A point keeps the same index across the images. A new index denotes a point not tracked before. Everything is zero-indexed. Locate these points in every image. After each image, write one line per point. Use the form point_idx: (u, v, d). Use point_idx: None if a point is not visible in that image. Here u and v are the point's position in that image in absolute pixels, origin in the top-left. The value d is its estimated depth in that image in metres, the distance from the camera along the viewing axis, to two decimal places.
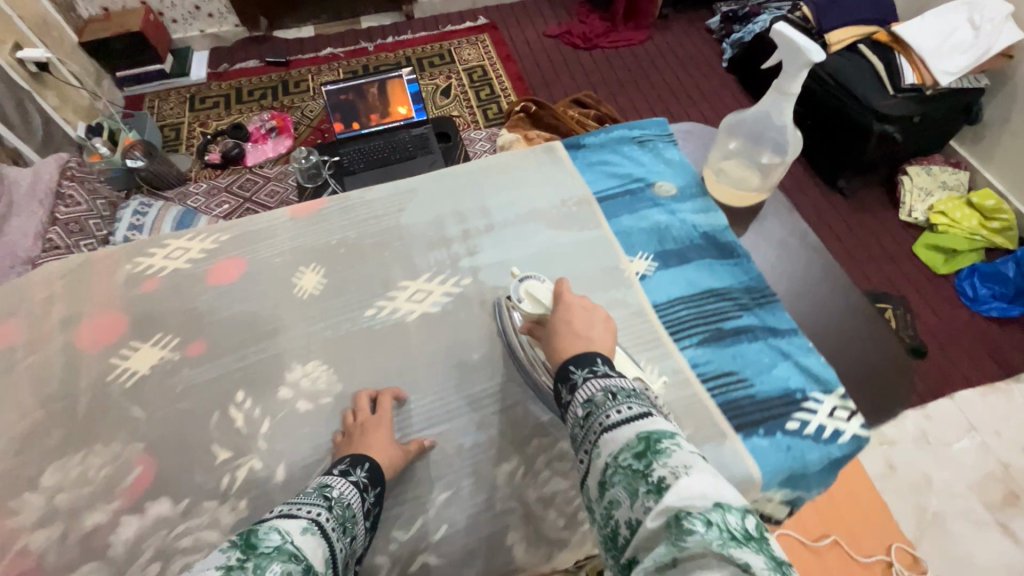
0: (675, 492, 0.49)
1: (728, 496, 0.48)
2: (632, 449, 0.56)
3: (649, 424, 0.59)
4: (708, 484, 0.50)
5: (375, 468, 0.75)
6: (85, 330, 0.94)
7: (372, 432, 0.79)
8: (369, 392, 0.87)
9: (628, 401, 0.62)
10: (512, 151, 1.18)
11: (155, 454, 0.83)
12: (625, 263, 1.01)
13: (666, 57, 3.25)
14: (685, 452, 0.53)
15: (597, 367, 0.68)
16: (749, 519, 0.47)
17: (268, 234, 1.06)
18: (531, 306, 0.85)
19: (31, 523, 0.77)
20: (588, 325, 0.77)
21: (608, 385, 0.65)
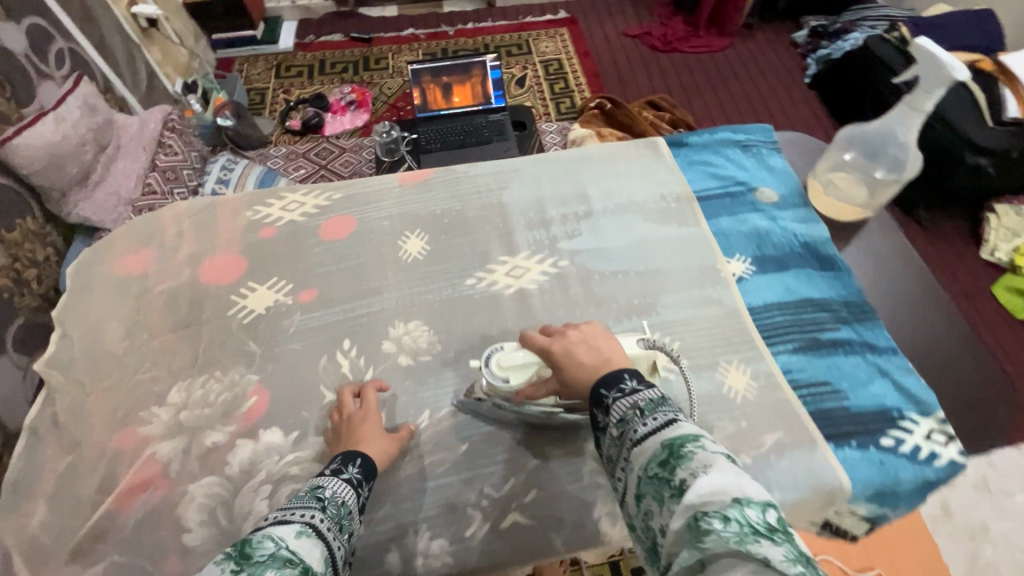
0: (697, 493, 0.47)
1: (748, 489, 0.47)
2: (654, 454, 0.53)
3: (673, 428, 0.55)
4: (728, 480, 0.48)
5: (367, 463, 0.73)
6: (210, 267, 1.01)
7: (363, 425, 0.80)
8: (351, 388, 0.86)
9: (657, 413, 0.57)
10: (612, 142, 1.20)
11: (268, 387, 0.89)
12: (722, 263, 1.01)
13: (747, 67, 3.18)
14: (705, 450, 0.51)
15: (621, 382, 0.62)
16: (770, 511, 0.46)
17: (377, 197, 1.11)
18: (517, 378, 0.78)
19: (159, 434, 0.84)
20: (598, 352, 0.67)
21: (635, 401, 0.59)
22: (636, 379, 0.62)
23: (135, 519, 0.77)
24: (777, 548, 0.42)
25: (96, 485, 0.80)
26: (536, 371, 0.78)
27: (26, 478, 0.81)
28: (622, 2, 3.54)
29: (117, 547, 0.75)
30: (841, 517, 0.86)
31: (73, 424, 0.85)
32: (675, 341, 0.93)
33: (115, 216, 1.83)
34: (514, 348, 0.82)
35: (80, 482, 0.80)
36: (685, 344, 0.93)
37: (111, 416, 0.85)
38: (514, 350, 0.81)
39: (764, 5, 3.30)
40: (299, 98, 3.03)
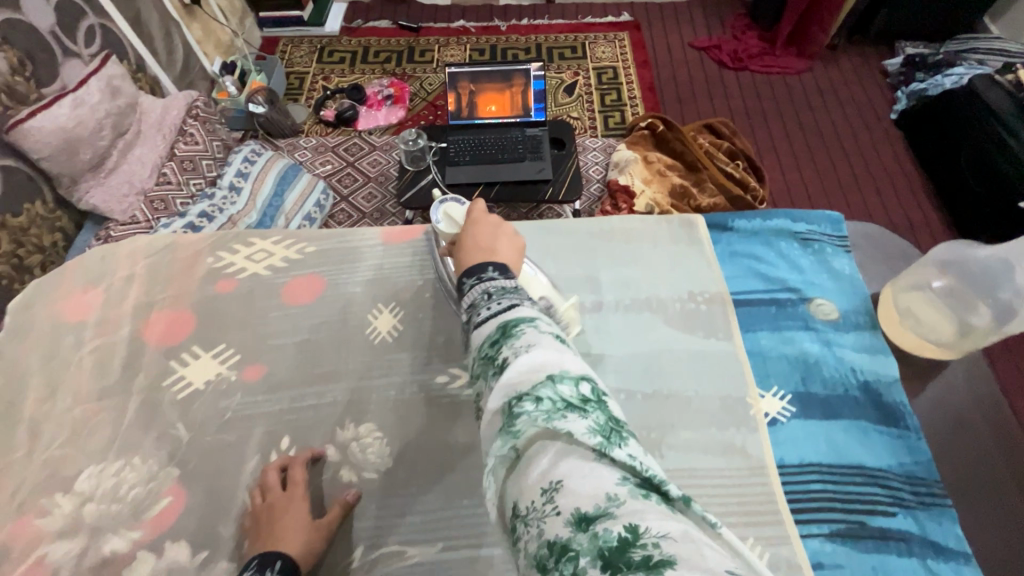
0: (517, 375, 0.46)
1: (565, 364, 0.47)
2: (486, 339, 0.52)
3: (508, 313, 0.53)
4: (547, 359, 0.47)
5: (287, 564, 0.65)
6: (155, 323, 0.89)
7: (286, 514, 0.71)
8: (276, 466, 0.77)
9: (501, 299, 0.57)
10: (640, 215, 1.00)
11: (187, 485, 0.77)
12: (752, 397, 0.81)
13: (824, 95, 2.84)
14: (532, 332, 0.50)
15: (482, 272, 0.62)
16: (583, 384, 0.46)
17: (355, 255, 0.96)
18: (446, 225, 0.88)
19: (56, 530, 0.73)
20: (493, 240, 0.72)
21: (487, 286, 0.60)
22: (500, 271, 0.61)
23: None
24: (584, 421, 0.42)
25: None
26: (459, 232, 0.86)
27: None
28: (693, 8, 3.23)
29: None
30: None
31: None
32: None
33: (125, 206, 1.72)
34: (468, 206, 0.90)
35: None
36: None
37: (10, 498, 0.75)
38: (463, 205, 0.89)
39: (854, 26, 2.93)
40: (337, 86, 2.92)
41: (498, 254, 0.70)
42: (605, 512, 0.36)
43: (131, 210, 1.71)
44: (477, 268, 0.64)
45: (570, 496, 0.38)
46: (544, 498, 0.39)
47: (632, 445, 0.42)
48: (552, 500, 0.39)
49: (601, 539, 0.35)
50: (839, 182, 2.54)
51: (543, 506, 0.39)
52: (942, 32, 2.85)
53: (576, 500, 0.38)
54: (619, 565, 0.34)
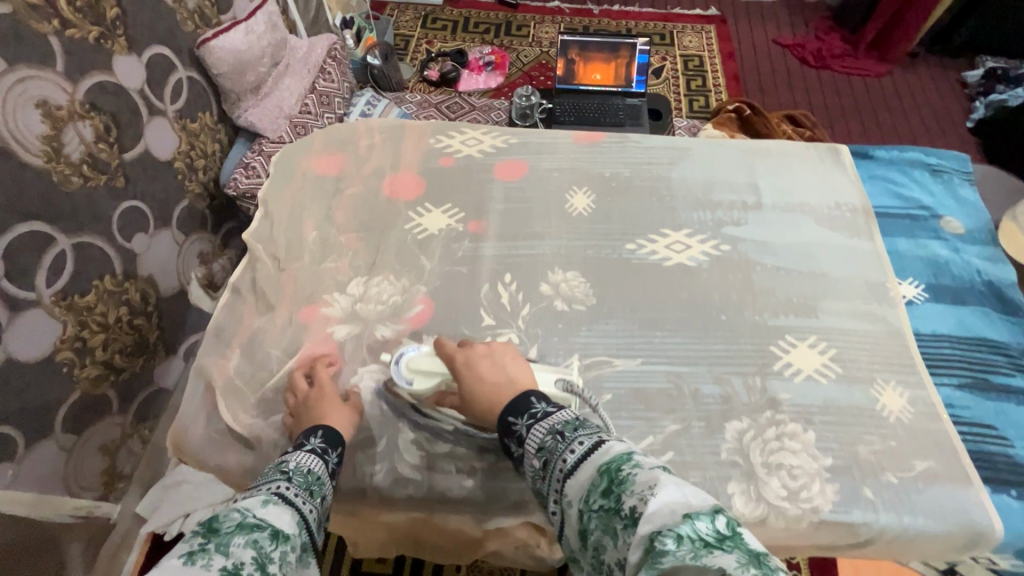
0: (647, 520, 0.53)
1: (694, 503, 0.54)
2: (595, 484, 0.60)
3: (603, 454, 0.62)
4: (670, 497, 0.55)
5: (328, 431, 0.77)
6: (393, 183, 1.09)
7: (320, 399, 0.81)
8: (302, 369, 0.87)
9: (578, 437, 0.66)
10: (791, 141, 1.17)
11: (434, 299, 0.96)
12: (893, 284, 0.98)
13: (902, 99, 2.93)
14: (645, 471, 0.58)
15: (534, 409, 0.72)
16: (718, 520, 0.52)
17: (550, 148, 1.15)
18: (421, 382, 0.83)
19: (338, 317, 0.93)
20: (502, 370, 0.79)
21: (554, 426, 0.68)
22: (542, 402, 0.73)
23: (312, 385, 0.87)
24: (730, 557, 0.47)
25: (282, 347, 0.90)
26: (439, 380, 0.83)
27: (227, 326, 0.92)
28: (779, 7, 3.34)
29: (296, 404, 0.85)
30: (974, 565, 0.84)
31: (268, 291, 0.96)
32: (832, 350, 0.91)
33: (276, 126, 2.03)
34: (425, 352, 0.87)
35: (270, 341, 0.91)
36: (841, 354, 0.91)
37: (300, 292, 0.96)
38: (422, 352, 0.86)
39: (938, 36, 3.03)
40: (440, 50, 3.12)
41: (519, 381, 0.78)
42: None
43: (279, 130, 2.03)
44: (522, 402, 0.74)
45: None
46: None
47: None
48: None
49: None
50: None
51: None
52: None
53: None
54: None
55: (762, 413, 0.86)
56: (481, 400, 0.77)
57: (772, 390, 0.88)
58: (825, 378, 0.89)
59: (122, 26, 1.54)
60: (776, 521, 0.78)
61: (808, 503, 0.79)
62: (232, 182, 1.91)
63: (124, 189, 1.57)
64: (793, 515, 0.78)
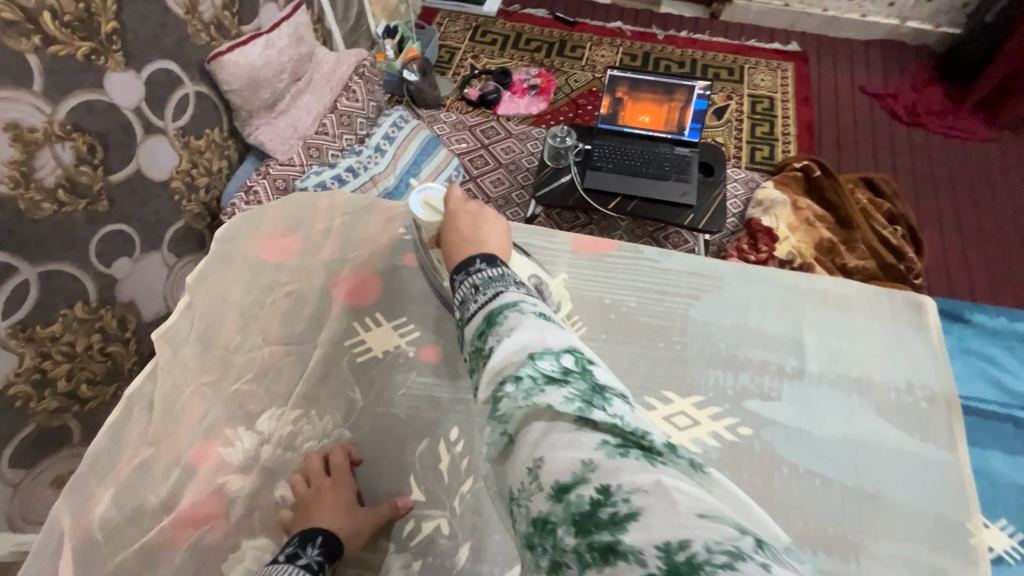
0: (499, 359, 0.48)
1: (549, 340, 0.47)
2: (476, 328, 0.54)
3: (499, 299, 0.55)
4: (532, 338, 0.48)
5: (329, 540, 0.68)
6: (344, 282, 0.90)
7: (327, 495, 0.70)
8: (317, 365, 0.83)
9: (488, 288, 0.58)
10: (855, 281, 0.90)
11: (357, 451, 0.77)
12: (976, 525, 0.70)
13: (1010, 173, 2.46)
14: (518, 314, 0.51)
15: (471, 265, 0.63)
16: (566, 357, 0.46)
17: (543, 257, 0.93)
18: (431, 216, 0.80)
19: (235, 463, 0.75)
20: (477, 231, 0.74)
21: (475, 281, 0.60)
22: (487, 257, 0.64)
23: (180, 559, 0.69)
24: (565, 391, 0.42)
25: (160, 496, 0.73)
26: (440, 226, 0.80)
27: (105, 454, 0.76)
28: (872, 48, 2.90)
29: None
30: None
31: (164, 414, 0.79)
32: None
33: (286, 147, 1.76)
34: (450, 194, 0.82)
35: (149, 485, 0.74)
36: None
37: (198, 422, 0.78)
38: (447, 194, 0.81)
39: None
40: (484, 67, 2.92)
41: (487, 246, 0.72)
42: (582, 478, 0.37)
43: (290, 151, 1.75)
44: (466, 261, 0.64)
45: (550, 471, 0.38)
46: (529, 479, 0.40)
47: (618, 406, 0.42)
48: (536, 479, 0.39)
49: (576, 507, 0.36)
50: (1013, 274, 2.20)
51: (528, 486, 0.40)
52: None
53: (557, 475, 0.38)
54: (593, 528, 0.35)
55: None
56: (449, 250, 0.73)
57: None
58: None
59: (120, 41, 1.26)
60: None
61: None
62: (230, 209, 1.58)
63: (108, 214, 1.29)
64: None
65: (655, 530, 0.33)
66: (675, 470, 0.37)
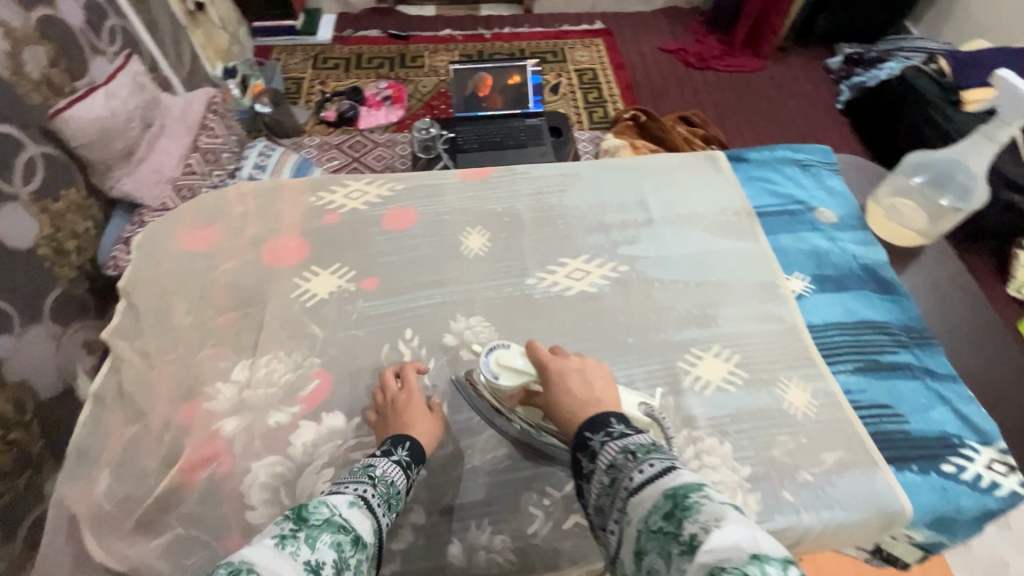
0: (710, 552, 0.47)
1: (765, 544, 0.47)
2: (655, 505, 0.54)
3: (675, 479, 0.56)
4: (740, 535, 0.49)
5: (415, 445, 0.76)
6: (274, 249, 1.02)
7: (408, 407, 0.81)
8: (394, 369, 0.88)
9: (650, 459, 0.59)
10: (672, 154, 1.21)
11: (331, 369, 0.90)
12: (781, 280, 1.02)
13: (780, 89, 3.07)
14: (714, 503, 0.52)
15: (609, 425, 0.65)
16: (791, 567, 0.45)
17: (440, 191, 1.12)
18: (509, 379, 0.78)
19: (223, 410, 0.84)
20: (589, 388, 0.72)
21: (625, 445, 0.62)
22: (622, 422, 0.66)
23: (199, 494, 0.78)
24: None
25: (161, 456, 0.81)
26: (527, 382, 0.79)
27: (91, 443, 0.82)
28: (657, 16, 3.50)
29: (181, 519, 0.76)
30: (894, 541, 0.85)
31: (139, 395, 0.85)
32: (735, 356, 0.93)
33: (155, 195, 1.59)
34: (518, 348, 0.83)
35: (146, 452, 0.81)
36: (745, 358, 0.93)
37: (176, 389, 0.86)
38: (517, 349, 0.81)
39: (801, 29, 3.18)
40: (335, 90, 3.03)
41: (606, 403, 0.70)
42: None
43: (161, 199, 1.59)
44: (600, 419, 0.67)
45: None
46: None
47: None
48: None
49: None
50: None
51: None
52: (873, 33, 3.11)
53: None
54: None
55: (679, 434, 0.85)
56: (562, 411, 0.70)
57: (686, 407, 0.87)
58: (733, 386, 0.90)
59: None
60: None
61: None
62: (112, 260, 1.46)
63: None
64: None
65: None
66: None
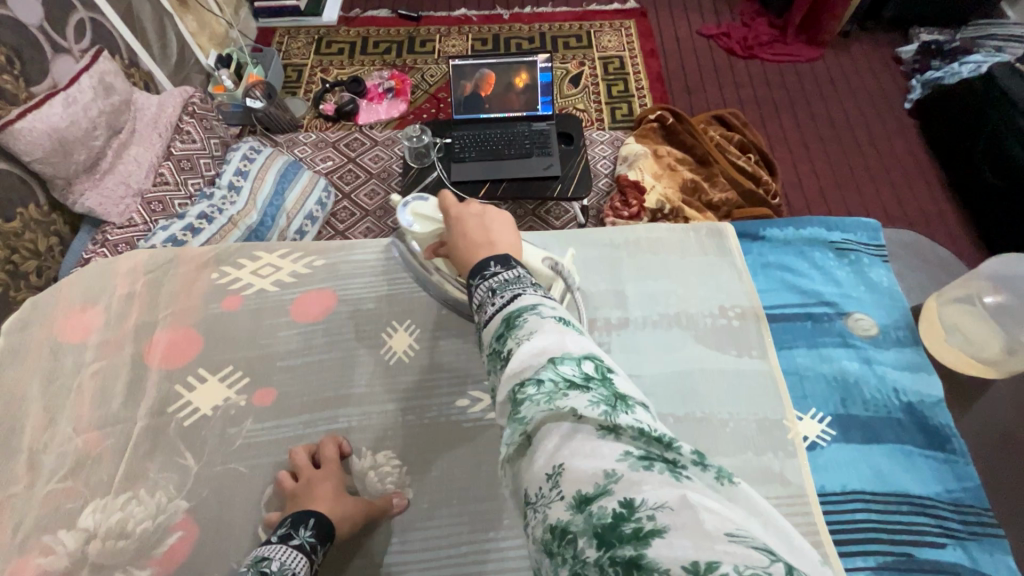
0: (519, 360, 0.42)
1: (568, 343, 0.42)
2: (493, 330, 0.48)
3: (515, 302, 0.48)
4: (551, 341, 0.43)
5: (321, 520, 0.66)
6: (158, 344, 0.84)
7: (319, 482, 0.70)
8: (307, 448, 0.76)
9: (505, 290, 0.50)
10: (666, 223, 0.96)
11: (198, 518, 0.72)
12: (790, 420, 0.76)
13: (837, 85, 2.53)
14: (538, 317, 0.45)
15: (484, 268, 0.54)
16: (588, 362, 0.41)
17: (368, 269, 0.92)
18: (424, 227, 0.80)
19: (60, 569, 0.69)
20: (487, 229, 0.64)
21: (493, 285, 0.51)
22: (501, 263, 0.54)
23: None
24: (587, 396, 0.37)
25: None
26: (438, 233, 0.80)
27: None
28: None
29: None
30: None
31: None
32: None
33: (121, 210, 1.37)
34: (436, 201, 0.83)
35: None
36: None
37: (9, 539, 0.70)
38: (432, 201, 0.82)
39: (868, 11, 2.62)
40: (336, 79, 2.70)
41: (498, 244, 0.62)
42: (604, 490, 0.33)
43: (128, 213, 1.37)
44: (478, 266, 0.55)
45: (573, 480, 0.35)
46: (549, 484, 0.36)
47: (643, 415, 0.38)
48: (558, 486, 0.35)
49: (598, 519, 0.32)
50: (864, 167, 2.28)
51: (548, 492, 0.35)
52: (962, 16, 2.55)
53: (579, 484, 0.34)
54: (615, 541, 0.31)
55: None
56: (463, 261, 0.62)
57: None
58: None
59: None
60: None
61: None
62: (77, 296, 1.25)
63: None
64: None
65: (679, 549, 0.29)
66: (698, 485, 0.33)
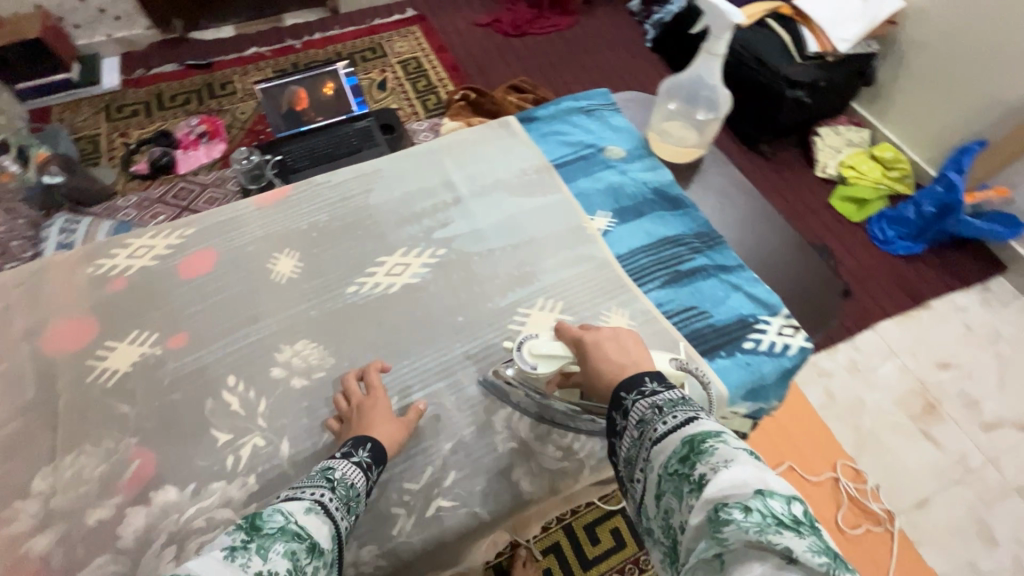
0: (717, 487, 0.49)
1: (771, 483, 0.48)
2: (676, 450, 0.55)
3: (694, 426, 0.56)
4: (750, 473, 0.49)
5: (376, 446, 0.74)
6: (55, 335, 0.91)
7: (373, 409, 0.81)
8: (354, 377, 0.87)
9: (676, 411, 0.59)
10: (469, 128, 1.23)
11: (152, 445, 0.82)
12: (587, 222, 1.08)
13: (594, 40, 3.11)
14: (728, 448, 0.52)
15: (642, 384, 0.64)
16: (794, 506, 0.47)
17: (236, 224, 1.06)
18: (547, 366, 0.80)
19: (29, 529, 0.75)
20: (627, 352, 0.72)
21: (655, 401, 0.61)
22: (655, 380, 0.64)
23: None
24: (801, 540, 0.43)
25: None
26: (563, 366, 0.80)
27: None
28: None
29: None
30: (728, 420, 0.94)
31: None
32: (560, 301, 0.98)
33: None
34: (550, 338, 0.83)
35: None
36: (568, 301, 0.98)
37: None
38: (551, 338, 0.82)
39: None
40: (141, 138, 2.33)
41: (638, 362, 0.70)
42: None
43: None
44: (633, 379, 0.65)
45: None
46: None
47: None
48: None
49: None
50: None
51: None
52: None
53: None
54: None
55: None
56: (601, 376, 0.70)
57: None
58: None
59: None
60: (563, 481, 0.83)
61: (581, 452, 0.85)
62: None
63: None
64: (571, 470, 0.84)
65: None
66: None
